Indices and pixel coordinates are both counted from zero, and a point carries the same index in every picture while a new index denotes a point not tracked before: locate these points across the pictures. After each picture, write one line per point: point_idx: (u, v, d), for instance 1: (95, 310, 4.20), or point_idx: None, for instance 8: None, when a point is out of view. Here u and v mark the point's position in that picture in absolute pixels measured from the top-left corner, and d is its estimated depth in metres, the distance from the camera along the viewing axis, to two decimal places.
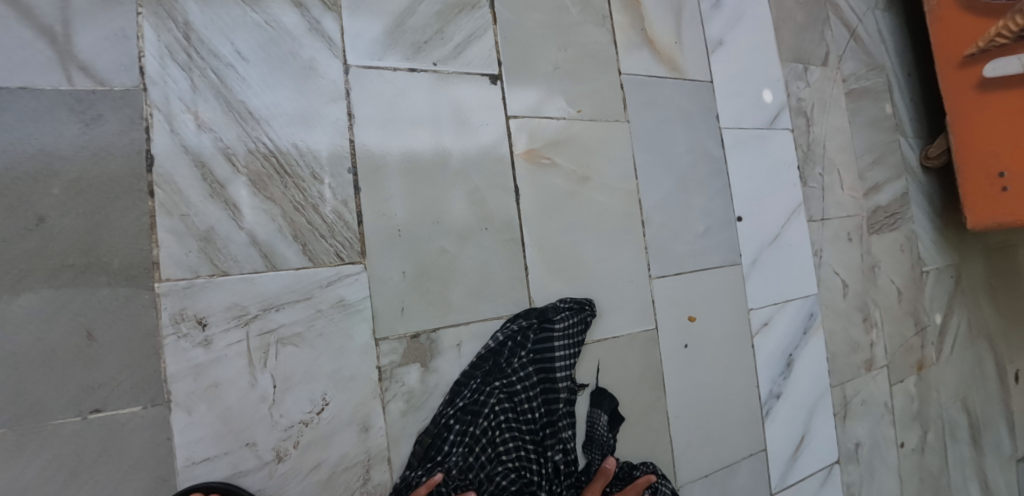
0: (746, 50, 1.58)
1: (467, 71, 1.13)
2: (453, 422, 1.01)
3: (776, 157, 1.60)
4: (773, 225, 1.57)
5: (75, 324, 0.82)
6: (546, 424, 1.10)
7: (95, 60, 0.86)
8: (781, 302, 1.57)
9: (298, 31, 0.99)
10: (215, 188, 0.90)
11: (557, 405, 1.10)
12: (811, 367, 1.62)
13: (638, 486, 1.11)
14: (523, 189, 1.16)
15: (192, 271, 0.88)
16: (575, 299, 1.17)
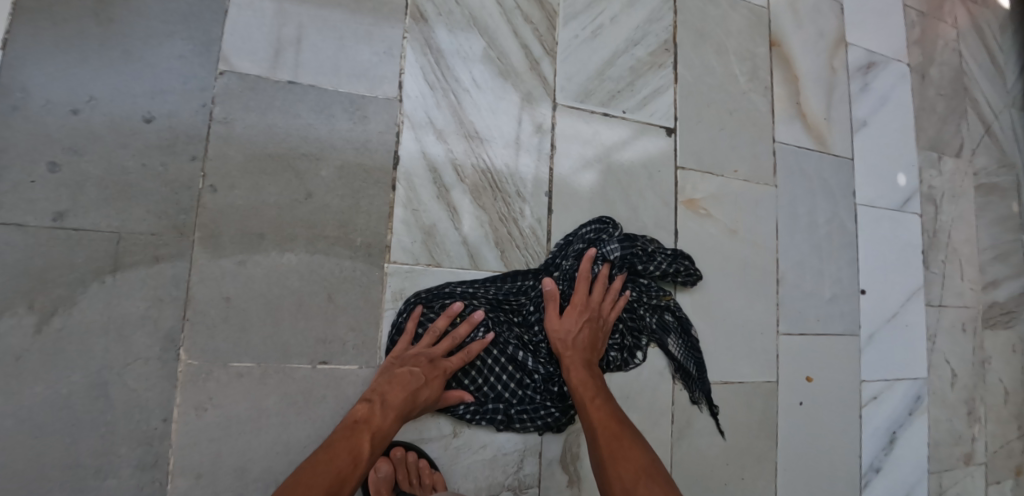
0: (888, 133, 1.66)
1: (649, 121, 1.28)
2: (432, 295, 1.03)
3: (903, 238, 1.66)
4: (894, 304, 1.62)
5: (320, 284, 0.98)
6: (534, 301, 1.10)
7: (370, 74, 1.05)
8: (892, 380, 1.60)
9: (522, 69, 1.17)
10: (440, 191, 1.07)
11: (528, 280, 1.10)
12: (912, 450, 1.63)
13: (617, 303, 1.13)
14: (682, 232, 1.28)
15: (415, 259, 1.04)
16: (600, 220, 1.15)
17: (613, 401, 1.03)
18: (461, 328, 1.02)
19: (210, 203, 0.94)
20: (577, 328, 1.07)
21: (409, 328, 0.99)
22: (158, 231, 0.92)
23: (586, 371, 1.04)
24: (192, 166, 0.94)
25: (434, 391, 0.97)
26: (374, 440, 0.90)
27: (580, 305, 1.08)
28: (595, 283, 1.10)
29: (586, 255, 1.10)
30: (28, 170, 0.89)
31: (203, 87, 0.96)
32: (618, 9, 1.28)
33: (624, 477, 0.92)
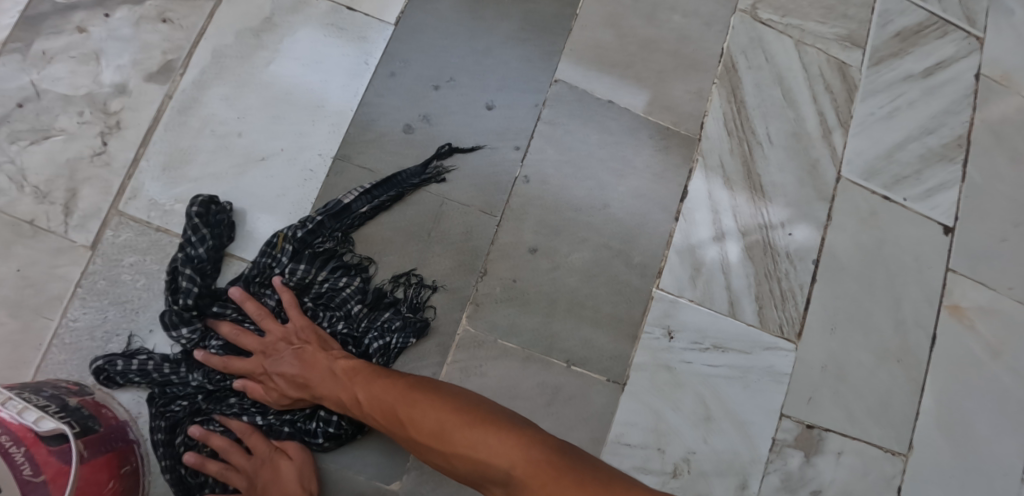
0: None
1: (930, 215, 1.21)
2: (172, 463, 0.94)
3: None
4: None
5: (600, 288, 1.07)
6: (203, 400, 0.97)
7: (677, 110, 1.13)
8: None
9: (814, 134, 1.18)
10: (717, 233, 1.11)
11: (171, 410, 0.95)
12: None
13: (291, 304, 0.95)
14: (940, 338, 1.19)
15: (680, 291, 1.09)
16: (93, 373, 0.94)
17: (358, 362, 0.90)
18: (219, 442, 0.93)
19: (522, 192, 1.06)
20: (286, 360, 0.91)
21: (212, 474, 0.92)
22: (475, 206, 1.05)
23: (333, 381, 0.89)
24: (514, 155, 1.07)
25: (291, 468, 0.92)
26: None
27: (262, 369, 0.92)
28: (245, 337, 0.94)
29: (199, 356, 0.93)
30: (389, 127, 1.05)
31: (540, 90, 1.10)
32: (917, 94, 1.25)
33: (453, 455, 0.78)
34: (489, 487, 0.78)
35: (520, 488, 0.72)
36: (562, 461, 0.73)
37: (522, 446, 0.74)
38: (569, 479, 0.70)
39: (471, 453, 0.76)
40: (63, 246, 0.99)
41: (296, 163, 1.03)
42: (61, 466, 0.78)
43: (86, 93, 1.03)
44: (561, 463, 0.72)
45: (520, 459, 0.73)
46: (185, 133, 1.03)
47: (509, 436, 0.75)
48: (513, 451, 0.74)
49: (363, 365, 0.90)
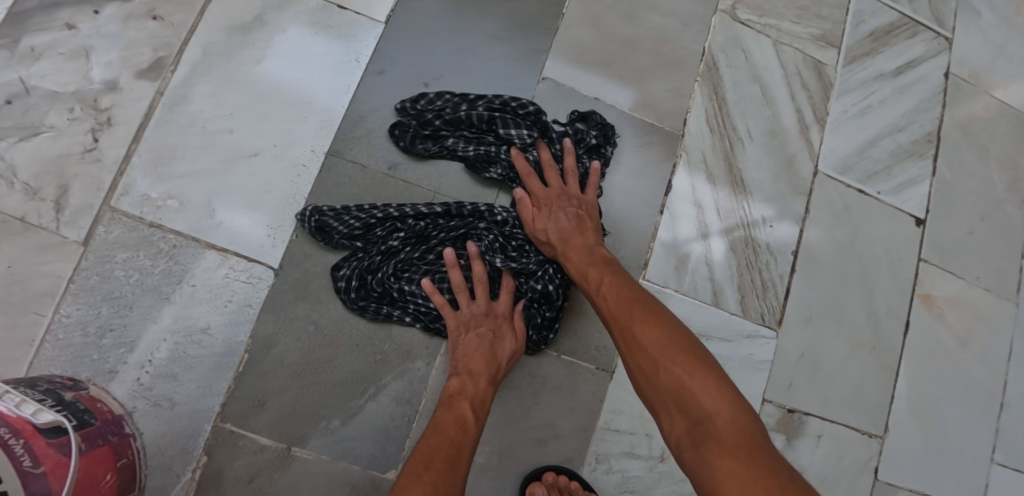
0: None
1: (901, 208, 1.25)
2: (358, 283, 1.01)
3: None
4: None
5: None
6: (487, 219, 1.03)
7: (660, 107, 1.16)
8: None
9: (792, 130, 1.22)
10: (699, 226, 1.15)
11: (406, 222, 1.01)
12: None
13: (592, 183, 1.04)
14: (912, 326, 1.23)
15: (665, 282, 1.12)
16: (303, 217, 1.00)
17: (615, 269, 0.93)
18: (479, 268, 1.00)
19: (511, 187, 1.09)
20: (566, 216, 0.99)
21: (454, 281, 0.99)
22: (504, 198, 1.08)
23: (587, 257, 0.95)
24: None
25: (508, 345, 0.99)
26: (475, 406, 0.92)
27: (548, 201, 1.00)
28: (552, 172, 1.03)
29: (516, 156, 1.03)
30: (379, 123, 1.06)
31: (527, 88, 1.12)
32: (887, 93, 1.29)
33: (663, 370, 0.78)
34: (670, 415, 0.76)
35: (710, 431, 0.71)
36: (765, 445, 0.69)
37: (733, 406, 0.72)
38: (761, 456, 0.66)
39: (679, 379, 0.76)
40: (54, 243, 0.99)
41: (286, 159, 1.04)
42: (60, 458, 0.79)
43: (75, 90, 1.02)
44: (763, 445, 0.69)
45: (727, 411, 0.72)
46: (175, 129, 1.03)
47: (726, 389, 0.74)
48: (725, 399, 0.73)
49: (617, 265, 0.94)
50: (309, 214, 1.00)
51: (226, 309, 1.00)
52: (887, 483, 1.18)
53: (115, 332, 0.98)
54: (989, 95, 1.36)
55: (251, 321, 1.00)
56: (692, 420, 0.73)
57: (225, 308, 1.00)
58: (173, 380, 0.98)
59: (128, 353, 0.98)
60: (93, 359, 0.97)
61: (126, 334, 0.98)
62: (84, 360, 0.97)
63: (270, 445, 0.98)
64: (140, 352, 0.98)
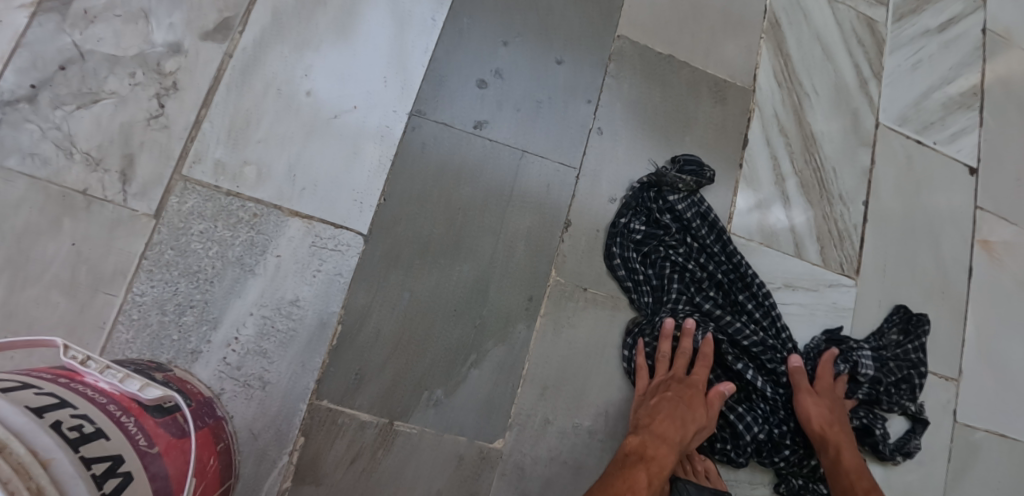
0: None
1: (955, 158, 1.30)
2: (639, 280, 1.01)
3: None
4: None
5: None
6: (761, 331, 1.04)
7: (730, 64, 1.17)
8: None
9: (853, 85, 1.24)
10: (778, 178, 1.15)
11: (668, 222, 1.02)
12: None
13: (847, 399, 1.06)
14: (975, 270, 1.27)
15: (749, 235, 1.11)
16: (684, 159, 1.04)
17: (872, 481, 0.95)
18: (687, 343, 0.97)
19: (597, 143, 1.06)
20: (829, 400, 1.00)
21: (665, 346, 0.97)
22: (592, 153, 1.05)
23: (850, 453, 0.97)
24: (586, 107, 1.07)
25: (701, 417, 0.93)
26: (651, 476, 0.87)
27: (822, 390, 1.02)
28: (840, 383, 1.05)
29: (831, 352, 1.06)
30: (462, 82, 1.03)
31: (603, 45, 1.10)
32: (935, 47, 1.33)
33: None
34: None
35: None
36: None
37: None
38: None
39: None
40: (122, 217, 0.91)
41: (368, 121, 0.98)
42: (170, 440, 0.69)
43: (137, 54, 0.96)
44: None
45: None
46: (248, 93, 0.97)
47: None
48: None
49: (870, 483, 0.95)
50: (688, 162, 1.04)
51: (316, 280, 0.93)
52: (965, 425, 1.21)
53: (197, 308, 0.91)
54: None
55: (343, 291, 0.94)
56: None
57: (316, 279, 0.93)
58: (263, 358, 0.91)
59: (212, 332, 0.90)
60: (174, 339, 0.90)
61: (208, 312, 0.91)
62: (163, 341, 0.89)
63: (371, 421, 0.92)
64: (225, 330, 0.91)
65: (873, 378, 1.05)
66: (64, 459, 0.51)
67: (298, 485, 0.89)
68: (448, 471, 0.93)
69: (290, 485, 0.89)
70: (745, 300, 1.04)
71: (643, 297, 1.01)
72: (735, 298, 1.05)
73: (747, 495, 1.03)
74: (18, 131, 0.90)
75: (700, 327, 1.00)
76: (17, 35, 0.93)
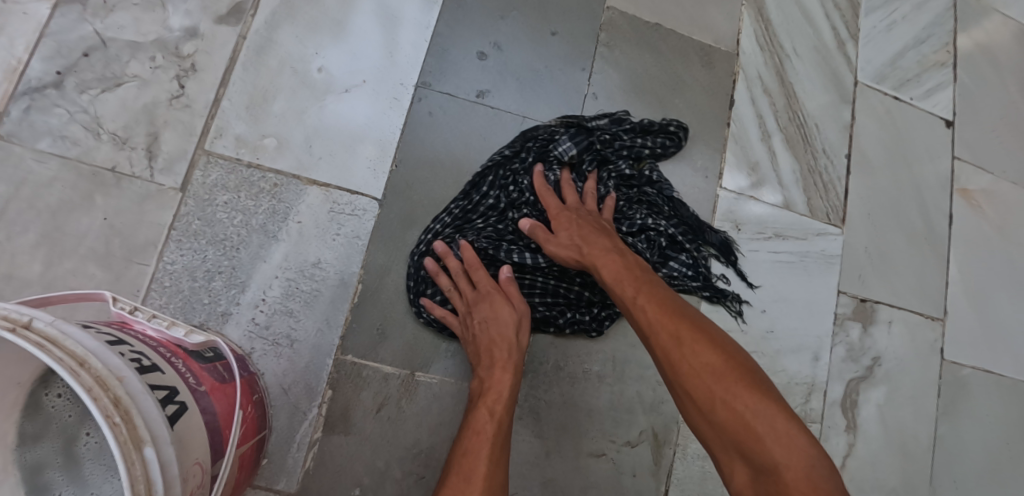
0: None
1: (931, 112, 1.36)
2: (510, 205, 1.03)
3: None
4: None
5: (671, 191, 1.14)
6: (495, 213, 1.03)
7: (715, 30, 1.23)
8: None
9: (831, 46, 1.31)
10: (764, 135, 1.21)
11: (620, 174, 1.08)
12: None
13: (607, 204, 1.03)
14: (956, 216, 1.33)
15: (739, 189, 1.18)
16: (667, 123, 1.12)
17: (658, 282, 0.86)
18: (447, 278, 0.98)
19: (592, 108, 1.12)
20: (574, 231, 0.94)
21: (444, 282, 0.97)
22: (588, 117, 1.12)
23: (619, 262, 0.89)
24: (581, 74, 1.13)
25: (507, 313, 0.93)
26: (494, 389, 0.87)
27: (558, 221, 0.97)
28: (568, 189, 1.02)
29: (536, 172, 1.02)
30: (463, 55, 1.09)
31: (595, 15, 1.16)
32: (908, 9, 1.40)
33: (665, 348, 0.78)
34: (729, 458, 0.71)
35: (718, 404, 0.72)
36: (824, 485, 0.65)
37: (800, 449, 0.67)
38: None
39: (740, 414, 0.70)
40: (150, 191, 0.97)
41: (379, 94, 1.04)
42: (214, 382, 0.75)
43: (156, 39, 1.01)
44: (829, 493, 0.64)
45: (796, 457, 0.67)
46: (265, 72, 1.02)
47: (792, 431, 0.68)
48: (789, 440, 0.68)
49: (651, 273, 0.89)
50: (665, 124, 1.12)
51: (336, 243, 0.99)
52: (953, 362, 1.28)
53: (225, 273, 0.96)
54: (994, 8, 1.48)
55: (362, 253, 0.99)
56: (750, 459, 0.69)
57: (335, 241, 0.99)
58: (289, 317, 0.97)
59: (240, 294, 0.96)
60: (205, 302, 0.95)
61: (236, 276, 0.97)
62: (195, 305, 0.95)
63: (393, 373, 0.98)
64: (253, 292, 0.96)
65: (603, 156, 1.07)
66: (133, 377, 0.57)
67: (329, 434, 0.95)
68: (469, 416, 0.99)
69: (320, 435, 0.95)
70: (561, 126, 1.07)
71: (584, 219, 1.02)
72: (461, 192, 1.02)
73: None
74: (48, 115, 0.96)
75: (456, 239, 1.00)
76: (42, 25, 0.98)
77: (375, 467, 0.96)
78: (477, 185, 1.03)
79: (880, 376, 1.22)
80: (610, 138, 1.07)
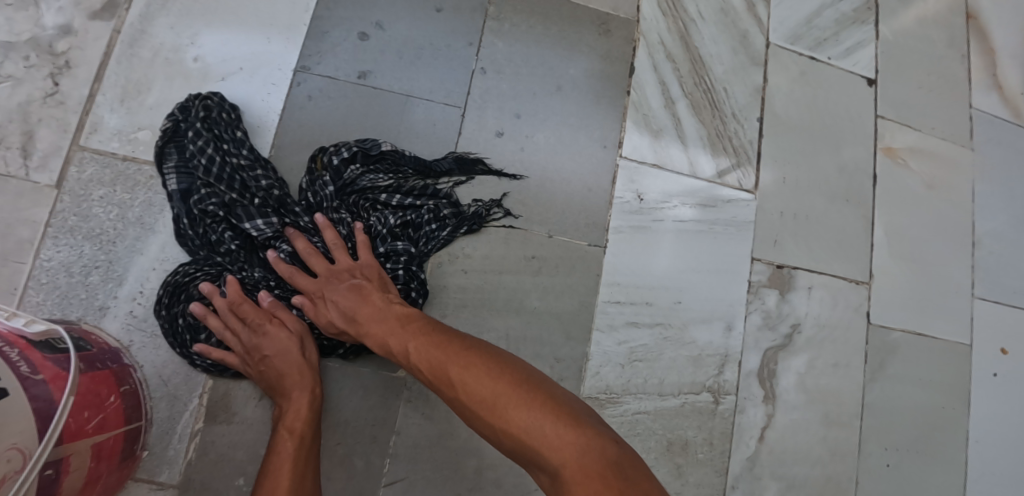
0: None
1: (851, 71, 1.32)
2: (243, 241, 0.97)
3: None
4: None
5: (566, 162, 1.10)
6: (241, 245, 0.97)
7: None
8: None
9: (740, 9, 1.27)
10: (667, 101, 1.18)
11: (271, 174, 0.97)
12: None
13: (361, 243, 0.95)
14: (878, 175, 1.30)
15: (642, 157, 1.14)
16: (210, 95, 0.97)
17: (431, 322, 0.87)
18: (214, 322, 0.92)
19: (481, 82, 1.09)
20: (340, 289, 0.92)
21: (213, 326, 0.92)
22: (476, 92, 1.09)
23: (380, 313, 0.89)
24: (468, 50, 1.10)
25: (286, 340, 0.91)
26: (292, 435, 0.87)
27: (320, 291, 0.92)
28: (314, 258, 0.94)
29: (271, 258, 0.94)
30: (343, 36, 1.06)
31: None
32: None
33: (449, 397, 0.79)
34: (534, 473, 0.72)
35: (499, 432, 0.73)
36: (610, 471, 0.66)
37: (575, 445, 0.68)
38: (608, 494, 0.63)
39: (519, 433, 0.72)
40: (24, 190, 0.96)
41: (256, 80, 1.03)
42: (58, 371, 0.74)
43: (28, 37, 1.00)
44: (613, 476, 0.65)
45: (575, 453, 0.68)
46: (140, 63, 1.02)
47: (567, 428, 0.70)
48: (565, 438, 0.69)
49: (419, 318, 0.88)
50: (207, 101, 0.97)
51: None
52: (881, 326, 1.24)
53: (102, 268, 0.96)
54: None
55: None
56: (544, 468, 0.70)
57: None
58: None
59: (117, 288, 0.96)
60: (82, 298, 0.95)
61: (113, 269, 0.96)
62: (72, 301, 0.94)
63: None
64: (130, 286, 0.96)
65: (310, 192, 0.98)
66: None
67: (211, 424, 0.95)
68: (353, 399, 0.98)
69: (202, 426, 0.95)
70: (192, 138, 0.94)
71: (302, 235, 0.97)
72: (191, 250, 0.97)
73: (657, 406, 1.08)
74: None
75: (222, 277, 0.95)
76: None
77: (258, 455, 0.95)
78: (194, 225, 0.96)
79: (800, 344, 1.18)
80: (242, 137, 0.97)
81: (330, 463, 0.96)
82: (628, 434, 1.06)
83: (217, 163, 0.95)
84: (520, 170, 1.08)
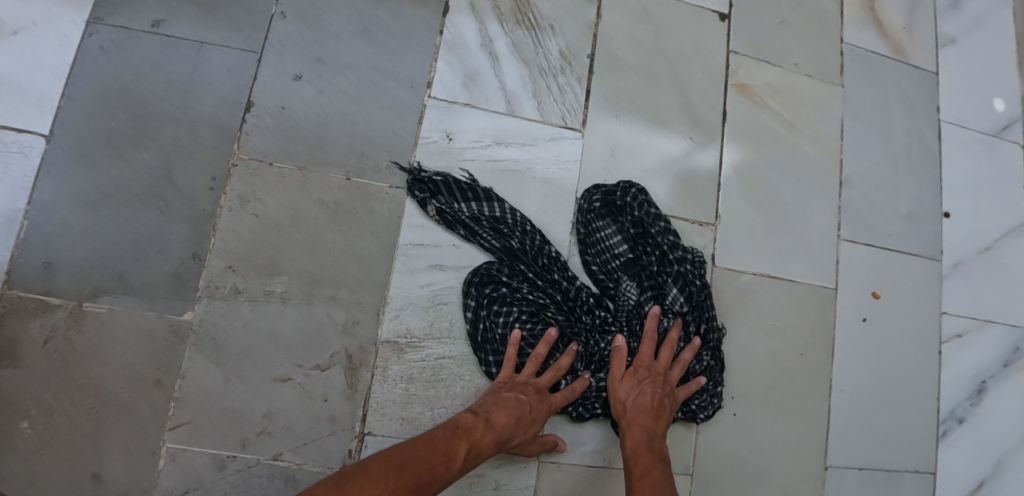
0: (987, 49, 1.42)
1: (701, 6, 1.26)
2: (594, 297, 1.08)
3: (991, 165, 1.37)
4: (982, 234, 1.33)
5: (370, 106, 1.08)
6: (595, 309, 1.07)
7: None
8: (980, 320, 1.30)
9: None
10: (485, 42, 1.14)
11: (613, 259, 1.09)
12: (1007, 415, 1.28)
13: (689, 386, 1.05)
14: (729, 113, 1.24)
15: (453, 97, 1.11)
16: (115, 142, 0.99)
17: (665, 470, 0.95)
18: (564, 361, 1.00)
19: (279, 27, 1.08)
20: (646, 393, 1.00)
21: (540, 352, 0.99)
22: (276, 37, 1.08)
23: (645, 440, 0.97)
24: None
25: (541, 408, 0.97)
26: (470, 453, 0.89)
27: (642, 373, 1.02)
28: (648, 343, 1.04)
29: (651, 313, 1.05)
30: None
31: None
32: None
33: None
34: None
35: None
36: None
37: None
38: None
39: None
40: None
41: (48, 35, 1.03)
42: None
43: None
44: None
45: None
46: None
47: None
48: None
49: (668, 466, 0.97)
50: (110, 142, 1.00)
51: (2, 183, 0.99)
52: (727, 269, 1.18)
53: None
54: None
55: (30, 190, 0.99)
56: None
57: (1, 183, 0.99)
58: None
59: None
60: None
61: None
62: None
63: (60, 304, 0.98)
64: None
65: (649, 268, 1.08)
66: None
67: None
68: (140, 344, 0.98)
69: None
70: (462, 206, 1.06)
71: (624, 305, 1.07)
72: (530, 274, 1.05)
73: (465, 351, 1.05)
74: None
75: (565, 331, 1.04)
76: None
77: (43, 399, 0.96)
78: (558, 269, 1.06)
79: None
80: (591, 240, 1.10)
81: (114, 407, 0.97)
82: (431, 380, 1.03)
83: (662, 230, 1.08)
84: (320, 114, 1.07)
